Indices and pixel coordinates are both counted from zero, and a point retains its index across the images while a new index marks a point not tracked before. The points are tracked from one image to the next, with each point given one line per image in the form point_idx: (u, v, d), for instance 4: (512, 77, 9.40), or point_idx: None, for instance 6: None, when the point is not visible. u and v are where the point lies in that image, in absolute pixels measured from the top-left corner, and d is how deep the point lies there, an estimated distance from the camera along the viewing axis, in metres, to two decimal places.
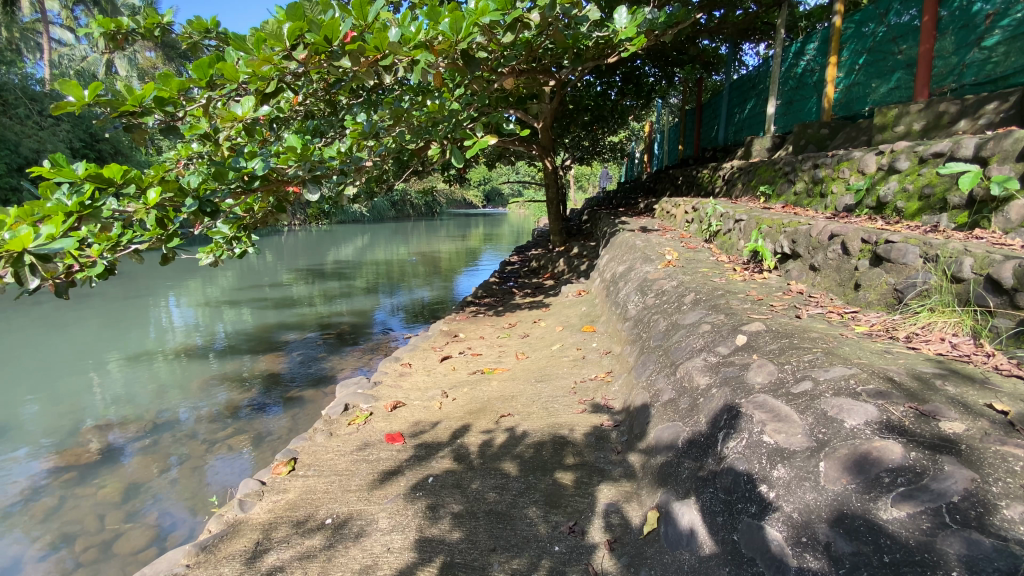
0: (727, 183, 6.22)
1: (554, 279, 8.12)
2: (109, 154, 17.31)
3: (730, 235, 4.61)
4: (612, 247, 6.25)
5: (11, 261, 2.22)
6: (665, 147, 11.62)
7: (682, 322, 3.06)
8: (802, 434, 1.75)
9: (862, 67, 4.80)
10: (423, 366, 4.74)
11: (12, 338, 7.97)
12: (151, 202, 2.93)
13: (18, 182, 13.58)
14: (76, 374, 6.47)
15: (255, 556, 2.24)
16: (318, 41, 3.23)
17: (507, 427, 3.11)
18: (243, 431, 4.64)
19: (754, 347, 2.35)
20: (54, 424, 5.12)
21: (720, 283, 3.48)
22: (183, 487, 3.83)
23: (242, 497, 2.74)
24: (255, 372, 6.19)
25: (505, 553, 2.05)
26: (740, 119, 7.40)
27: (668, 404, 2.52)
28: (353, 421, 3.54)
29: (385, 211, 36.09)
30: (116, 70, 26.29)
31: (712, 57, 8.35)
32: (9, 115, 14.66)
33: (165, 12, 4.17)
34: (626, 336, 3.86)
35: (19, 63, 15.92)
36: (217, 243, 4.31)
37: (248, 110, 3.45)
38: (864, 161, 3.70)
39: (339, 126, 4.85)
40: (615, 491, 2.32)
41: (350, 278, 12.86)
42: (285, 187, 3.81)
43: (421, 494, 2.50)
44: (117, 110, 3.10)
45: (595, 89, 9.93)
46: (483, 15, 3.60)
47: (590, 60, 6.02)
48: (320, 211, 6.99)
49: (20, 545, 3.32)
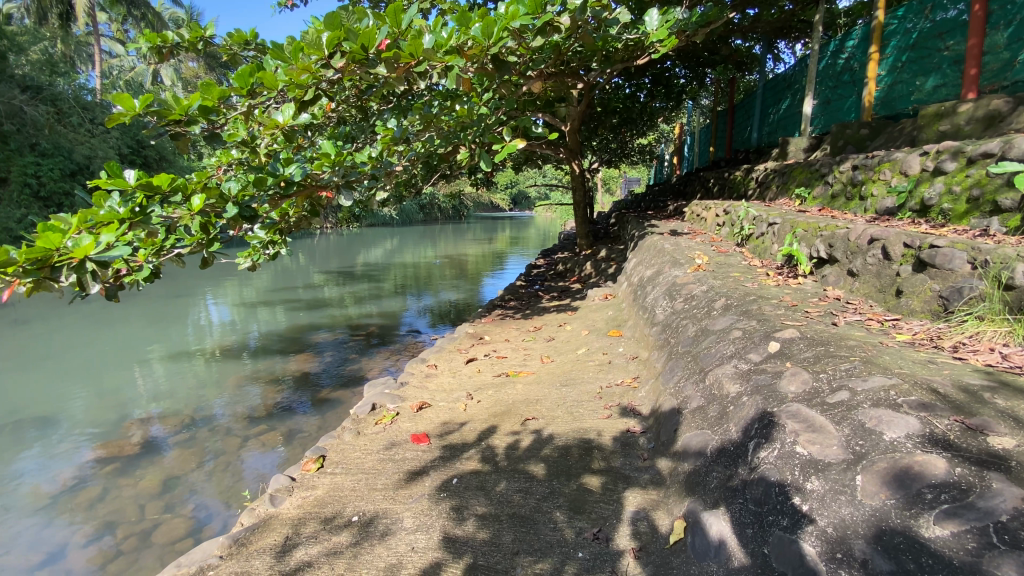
0: (761, 185, 6.09)
1: (580, 283, 8.05)
2: (154, 160, 18.21)
3: (763, 239, 4.49)
4: (640, 251, 6.19)
5: (74, 269, 2.44)
6: (694, 149, 11.50)
7: (712, 328, 3.00)
8: (837, 446, 1.69)
9: (905, 63, 4.61)
10: (449, 367, 4.79)
11: (64, 335, 8.40)
12: (195, 209, 3.12)
13: (71, 186, 14.39)
14: (121, 370, 6.77)
15: (284, 550, 2.29)
16: (355, 49, 3.37)
17: (533, 430, 3.11)
18: (275, 428, 4.78)
19: (787, 354, 2.29)
20: (99, 417, 5.37)
21: (752, 289, 3.38)
22: (219, 481, 3.97)
23: (273, 492, 2.82)
24: (288, 372, 6.34)
25: (529, 557, 2.04)
26: (775, 119, 7.17)
27: (698, 411, 2.47)
28: (380, 420, 3.59)
29: (414, 214, 36.84)
30: (161, 78, 27.59)
31: (746, 57, 8.17)
32: (64, 123, 15.55)
33: (206, 26, 4.34)
34: (653, 341, 3.81)
35: (72, 74, 16.81)
36: (254, 247, 4.49)
37: (289, 118, 3.58)
38: (908, 162, 3.55)
39: (369, 131, 4.94)
40: (642, 498, 2.28)
41: (378, 280, 13.07)
42: (319, 193, 3.93)
43: (445, 495, 2.51)
44: (165, 118, 3.27)
45: (623, 91, 9.77)
46: (512, 20, 3.67)
47: (618, 62, 5.93)
48: (351, 215, 7.09)
49: (66, 531, 3.49)
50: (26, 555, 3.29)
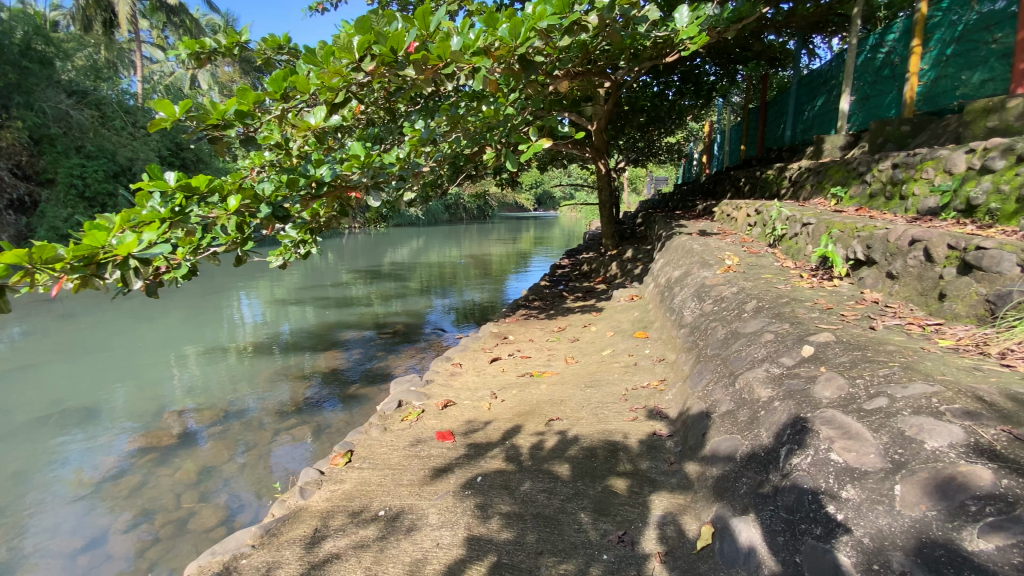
0: (794, 184, 5.93)
1: (606, 284, 7.99)
2: (191, 162, 18.85)
3: (797, 239, 4.36)
4: (667, 251, 6.10)
5: (119, 266, 2.56)
6: (724, 148, 11.27)
7: (742, 330, 2.93)
8: (875, 454, 1.64)
9: (949, 57, 4.42)
10: (473, 366, 4.82)
11: (107, 329, 8.78)
12: (231, 209, 3.22)
13: (114, 188, 15.02)
14: (159, 364, 7.04)
15: (313, 542, 2.35)
16: (384, 52, 3.44)
17: (558, 431, 3.10)
18: (304, 422, 4.90)
19: (821, 358, 2.22)
20: (139, 408, 5.59)
21: (785, 291, 3.30)
22: (251, 473, 4.09)
23: (303, 484, 2.89)
24: (317, 368, 6.49)
25: (554, 557, 2.04)
26: (810, 116, 6.96)
27: (727, 415, 2.42)
28: (406, 417, 3.64)
29: (439, 214, 37.15)
30: (198, 82, 28.54)
31: (779, 53, 7.96)
32: (108, 126, 16.26)
33: (242, 32, 4.48)
34: (681, 343, 3.75)
35: (116, 80, 17.55)
36: (286, 246, 4.61)
37: (320, 120, 3.70)
38: (952, 160, 3.41)
39: (397, 133, 5.01)
40: (668, 502, 2.25)
41: (404, 279, 13.23)
42: (348, 193, 4.02)
43: (470, 493, 2.53)
44: (203, 123, 3.41)
45: (651, 89, 9.65)
46: (540, 20, 3.67)
47: (646, 59, 5.86)
48: (380, 215, 7.21)
49: (108, 517, 3.65)
50: (70, 539, 3.45)
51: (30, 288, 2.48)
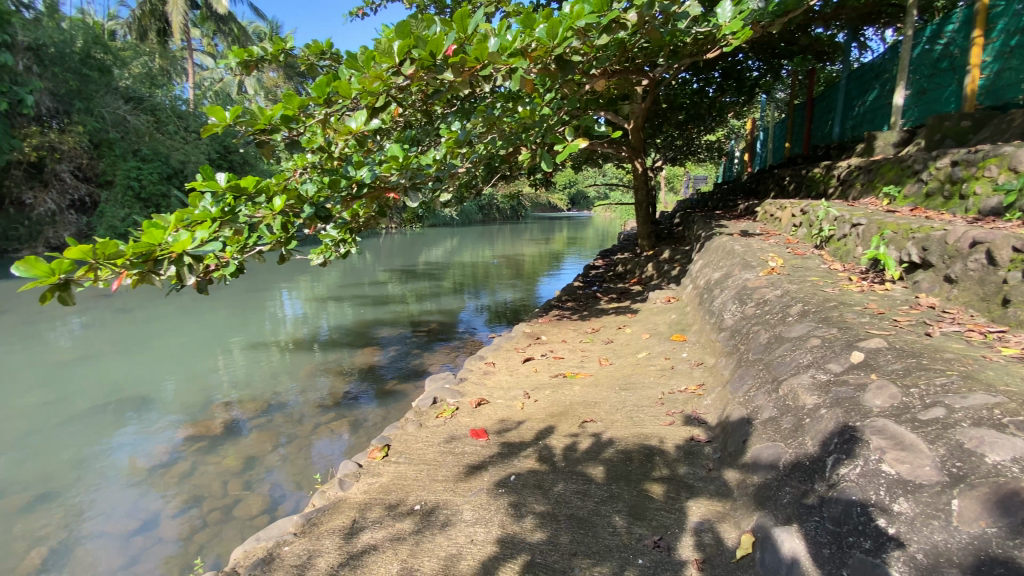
0: (843, 183, 5.68)
1: (641, 285, 7.87)
2: (239, 164, 19.68)
3: (845, 241, 4.18)
4: (707, 252, 5.97)
5: (175, 261, 2.74)
6: (767, 145, 10.92)
7: (786, 335, 2.84)
8: (931, 467, 1.55)
9: (1015, 48, 4.14)
10: (506, 366, 4.85)
11: (160, 323, 9.27)
12: (277, 209, 3.36)
13: (168, 189, 15.84)
14: (207, 357, 7.39)
15: (351, 533, 2.41)
16: (424, 56, 3.45)
17: (592, 433, 3.07)
18: (342, 416, 5.05)
19: (872, 365, 2.13)
20: (188, 399, 5.88)
21: (832, 294, 3.17)
22: (292, 464, 4.24)
23: (342, 476, 2.97)
24: (354, 364, 6.66)
25: (588, 559, 2.03)
26: (860, 112, 6.66)
27: (769, 422, 2.34)
28: (440, 414, 3.69)
29: (473, 214, 37.46)
30: (245, 87, 29.74)
31: (828, 46, 7.65)
32: (163, 131, 17.17)
33: (287, 39, 4.64)
34: (721, 347, 3.66)
35: (171, 86, 18.49)
36: (327, 245, 4.75)
37: (361, 124, 3.83)
38: (1019, 157, 3.20)
39: (434, 134, 5.08)
40: (706, 509, 2.20)
41: (439, 279, 13.41)
42: (387, 194, 4.12)
43: (504, 491, 2.55)
44: (252, 128, 3.56)
45: (691, 86, 9.41)
46: (578, 19, 3.64)
47: (686, 56, 5.74)
48: (416, 215, 7.33)
49: (160, 501, 3.86)
50: (126, 522, 3.66)
51: (92, 283, 2.62)
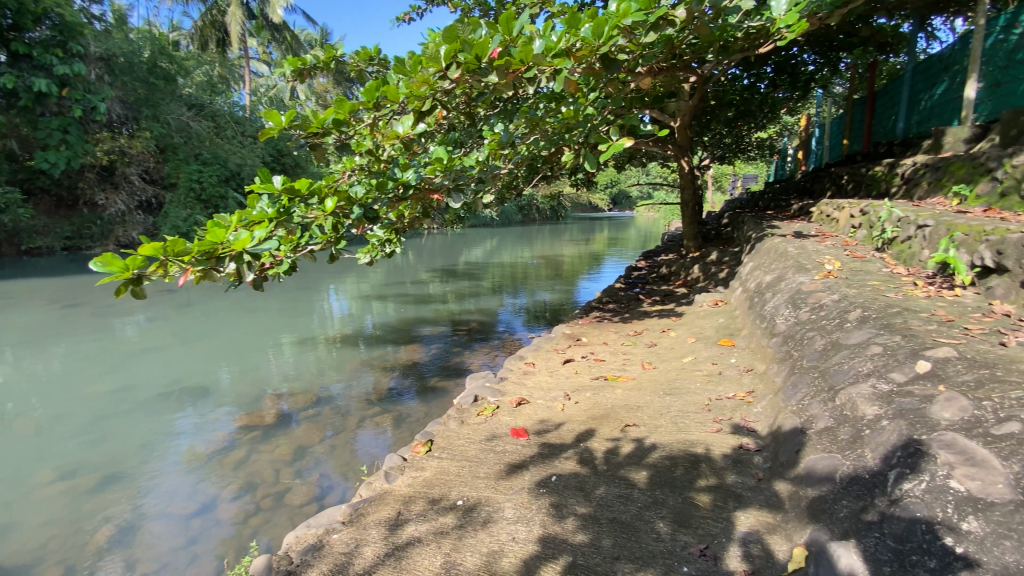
0: (908, 182, 5.35)
1: (687, 288, 7.68)
2: (291, 166, 20.54)
3: (910, 243, 3.95)
4: (757, 254, 5.76)
5: (235, 259, 2.91)
6: (823, 142, 10.41)
7: (844, 342, 2.71)
8: (1003, 484, 1.50)
9: None
10: (546, 366, 4.85)
11: (217, 318, 9.81)
12: (328, 210, 3.49)
13: (226, 191, 16.73)
14: (260, 351, 7.75)
15: (395, 525, 2.48)
16: (469, 59, 3.54)
17: (635, 437, 3.03)
18: (386, 411, 5.19)
19: (940, 376, 2.01)
20: (242, 390, 6.19)
21: (895, 300, 3.00)
22: (339, 455, 4.40)
23: (387, 469, 3.06)
24: (397, 361, 6.82)
25: (630, 563, 2.01)
26: (927, 106, 6.26)
27: (825, 432, 2.25)
28: (481, 412, 3.74)
29: (513, 215, 37.59)
30: (297, 93, 30.97)
31: (891, 37, 7.21)
32: (222, 135, 18.13)
33: (337, 45, 4.81)
34: (772, 353, 3.53)
35: (229, 93, 19.50)
36: (373, 245, 4.89)
37: (407, 128, 3.92)
38: None
39: (477, 136, 5.17)
40: (755, 520, 2.13)
41: (479, 279, 13.54)
42: (431, 195, 4.21)
43: (545, 491, 2.55)
44: (305, 131, 3.71)
45: (741, 82, 9.08)
46: (625, 17, 3.59)
47: (737, 51, 5.54)
48: (458, 216, 7.43)
49: (218, 485, 4.09)
50: (186, 504, 3.90)
51: (161, 278, 2.82)
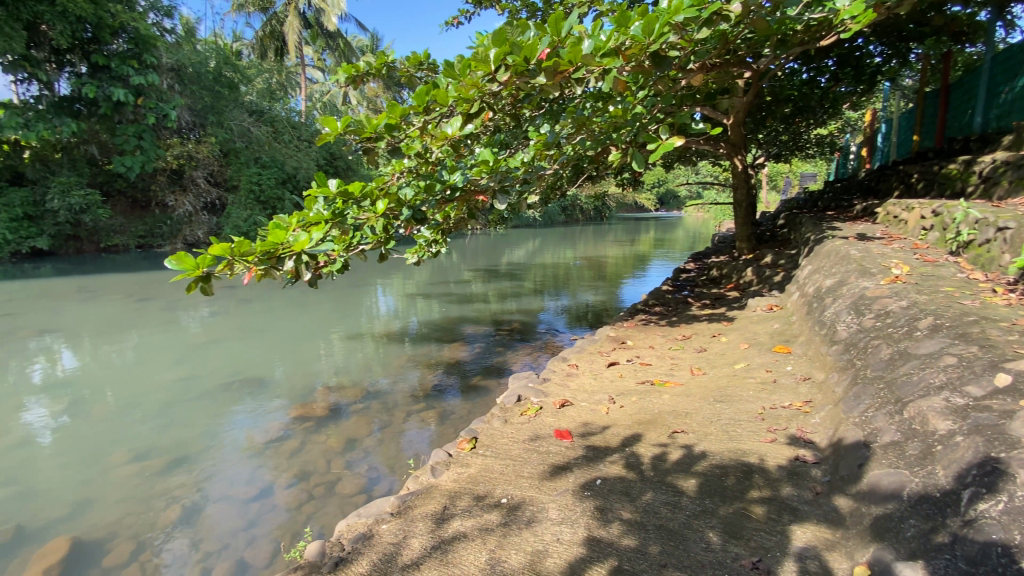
0: (987, 180, 4.99)
1: (738, 291, 7.42)
2: (342, 169, 21.33)
3: (989, 247, 3.66)
4: (816, 257, 5.50)
5: (295, 259, 3.06)
6: (891, 138, 9.76)
7: (914, 351, 2.55)
8: None
9: None
10: (590, 369, 4.81)
11: (274, 314, 10.32)
12: (379, 212, 3.60)
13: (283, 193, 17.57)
14: (312, 346, 8.10)
15: (442, 519, 2.54)
16: (517, 61, 3.59)
17: (683, 444, 2.97)
18: (431, 407, 5.31)
19: (1023, 391, 1.86)
20: (296, 383, 6.49)
21: (972, 307, 2.79)
22: (386, 449, 4.54)
23: (433, 464, 3.14)
24: (442, 359, 6.96)
25: (678, 572, 1.98)
26: (1007, 100, 5.77)
27: (891, 447, 2.13)
28: (525, 412, 3.76)
29: (556, 216, 37.47)
30: (348, 99, 32.10)
31: (967, 26, 6.67)
32: (280, 140, 19.08)
33: (389, 52, 4.97)
34: (832, 361, 3.36)
35: (287, 100, 20.46)
36: (420, 245, 5.01)
37: (456, 130, 4.00)
38: None
39: (522, 137, 5.27)
40: (813, 535, 2.04)
41: (522, 279, 13.61)
42: (477, 197, 4.29)
43: (589, 494, 2.55)
44: (360, 136, 3.87)
45: (800, 76, 8.79)
46: (676, 14, 3.51)
47: (795, 45, 5.30)
48: (503, 217, 7.49)
49: (274, 472, 4.31)
50: (246, 488, 4.13)
51: (227, 276, 3.01)
